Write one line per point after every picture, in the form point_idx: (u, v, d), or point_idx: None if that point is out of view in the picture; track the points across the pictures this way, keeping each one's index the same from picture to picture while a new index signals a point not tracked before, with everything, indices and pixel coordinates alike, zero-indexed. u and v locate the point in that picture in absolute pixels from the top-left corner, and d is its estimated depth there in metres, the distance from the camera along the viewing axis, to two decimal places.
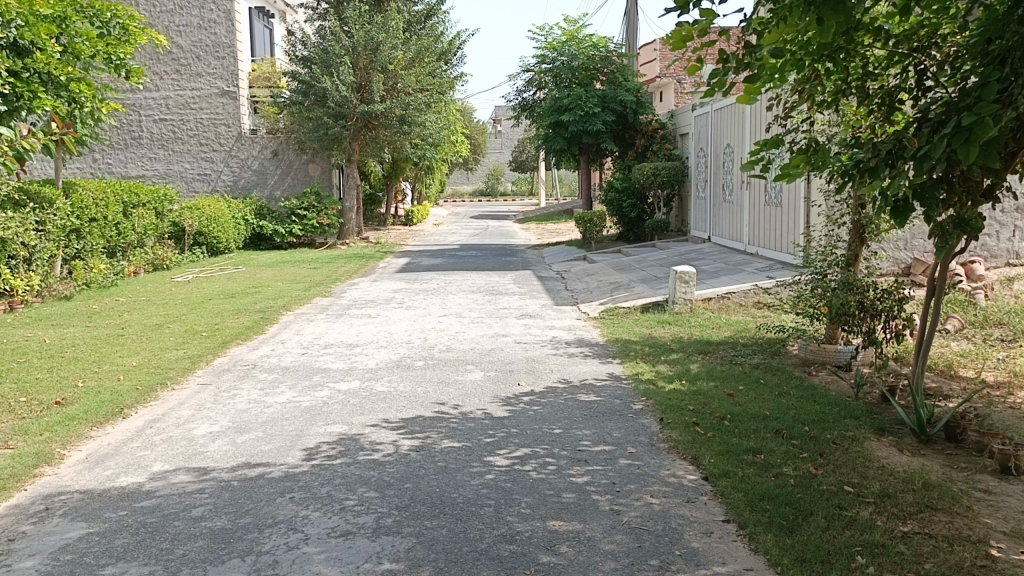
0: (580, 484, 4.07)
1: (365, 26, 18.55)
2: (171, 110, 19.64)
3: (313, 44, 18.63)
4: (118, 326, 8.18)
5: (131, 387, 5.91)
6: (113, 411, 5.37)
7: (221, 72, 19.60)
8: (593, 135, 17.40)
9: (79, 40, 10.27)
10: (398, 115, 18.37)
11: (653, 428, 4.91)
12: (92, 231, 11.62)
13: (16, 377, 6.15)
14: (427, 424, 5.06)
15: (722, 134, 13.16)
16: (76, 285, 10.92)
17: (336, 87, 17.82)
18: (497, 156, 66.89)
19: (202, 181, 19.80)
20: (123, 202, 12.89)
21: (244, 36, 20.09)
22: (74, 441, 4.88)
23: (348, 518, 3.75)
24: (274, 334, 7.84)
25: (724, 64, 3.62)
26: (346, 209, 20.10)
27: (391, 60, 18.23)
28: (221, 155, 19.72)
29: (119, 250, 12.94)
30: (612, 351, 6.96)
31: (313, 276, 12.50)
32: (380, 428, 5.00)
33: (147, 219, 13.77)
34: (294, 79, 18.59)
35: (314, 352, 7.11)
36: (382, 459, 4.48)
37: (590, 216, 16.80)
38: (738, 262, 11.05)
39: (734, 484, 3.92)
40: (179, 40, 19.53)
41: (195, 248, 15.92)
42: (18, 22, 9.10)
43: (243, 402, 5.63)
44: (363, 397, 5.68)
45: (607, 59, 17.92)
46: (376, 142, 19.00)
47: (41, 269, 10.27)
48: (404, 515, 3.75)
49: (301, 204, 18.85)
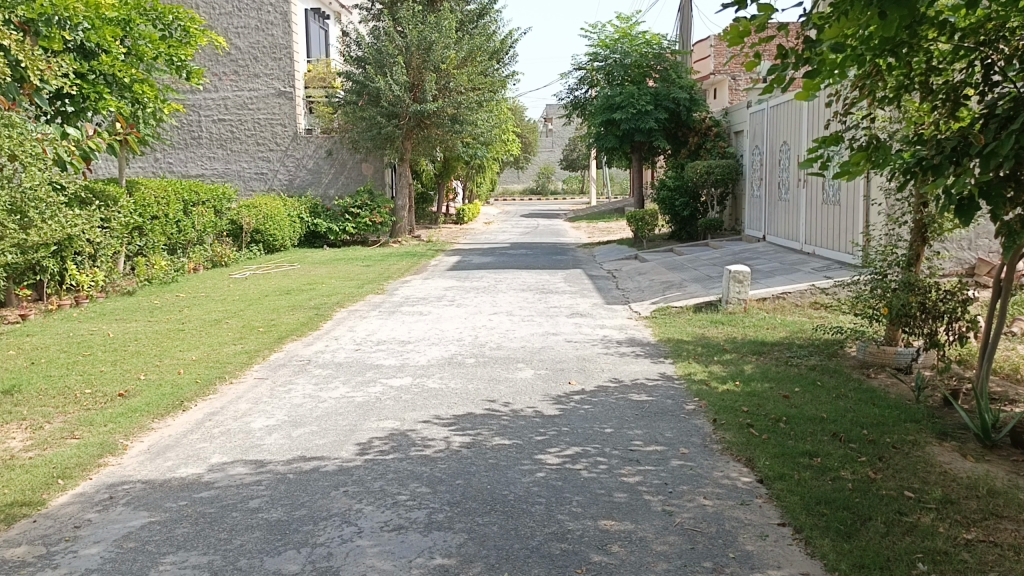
0: (631, 484, 4.04)
1: (418, 26, 18.70)
2: (229, 111, 20.08)
3: (368, 44, 18.84)
4: (178, 321, 8.39)
5: (190, 381, 6.06)
6: (174, 404, 5.52)
7: (277, 73, 19.96)
8: (645, 133, 17.25)
9: (142, 42, 10.55)
10: (450, 114, 18.49)
11: (706, 429, 4.85)
12: (153, 229, 11.96)
13: (82, 370, 6.35)
14: (478, 421, 5.08)
15: (779, 132, 12.94)
16: (139, 281, 11.23)
17: (390, 87, 18.01)
18: (548, 155, 66.93)
19: (259, 180, 20.20)
20: (182, 200, 13.23)
21: (300, 38, 20.42)
22: (135, 432, 5.02)
23: (400, 512, 3.79)
24: (327, 331, 7.96)
25: (782, 60, 3.59)
26: (399, 207, 20.31)
27: (443, 60, 18.37)
28: (277, 154, 20.11)
29: (180, 246, 13.27)
30: (664, 351, 6.90)
31: (366, 273, 12.64)
32: (432, 424, 5.04)
33: (207, 217, 14.11)
34: (348, 79, 18.83)
35: (366, 348, 7.20)
36: (433, 455, 4.51)
37: (641, 215, 16.59)
38: (794, 262, 10.86)
39: (790, 487, 3.85)
40: (237, 42, 19.94)
41: (252, 245, 16.23)
42: (84, 26, 9.49)
43: (298, 397, 5.73)
44: (414, 393, 5.73)
45: (660, 56, 17.75)
46: (428, 142, 19.15)
47: (105, 265, 10.61)
48: (455, 511, 3.77)
49: (354, 202, 19.11)
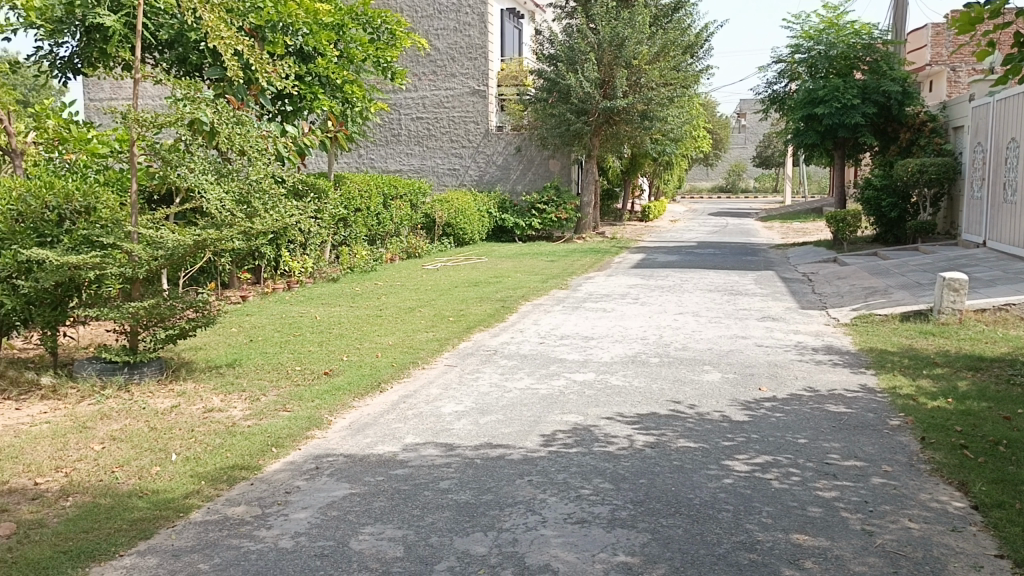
0: (827, 499, 3.84)
1: (611, 22, 18.67)
2: (427, 109, 21.05)
3: (560, 41, 19.05)
4: (377, 307, 8.93)
5: (387, 364, 6.43)
6: (372, 384, 5.88)
7: (472, 72, 20.65)
8: (849, 128, 16.22)
9: (353, 45, 11.25)
10: (640, 109, 18.37)
11: (912, 447, 4.51)
12: (356, 221, 12.79)
13: (293, 349, 6.92)
14: (662, 421, 5.02)
15: (1008, 127, 11.77)
16: (342, 269, 12.06)
17: (581, 83, 18.13)
18: (737, 151, 64.80)
19: (452, 175, 21.04)
20: (383, 194, 14.05)
21: (495, 37, 21.00)
22: (339, 409, 5.40)
23: (583, 506, 3.82)
24: (513, 323, 8.16)
25: (1020, 49, 3.23)
26: (585, 204, 20.44)
27: (636, 55, 18.25)
28: (469, 151, 20.85)
29: (378, 238, 14.08)
30: (865, 361, 6.49)
31: (551, 268, 12.85)
32: (615, 421, 5.04)
33: (404, 211, 14.90)
34: (540, 77, 19.15)
35: (551, 342, 7.32)
36: (617, 452, 4.51)
37: (842, 215, 15.59)
38: (1020, 270, 9.84)
39: (1011, 518, 3.51)
40: (436, 43, 20.83)
41: (443, 238, 16.94)
42: (303, 31, 10.27)
43: (485, 385, 5.92)
44: (598, 389, 5.75)
45: (869, 47, 16.72)
46: (617, 138, 19.12)
47: (314, 254, 11.49)
48: (638, 510, 3.75)
49: (541, 198, 19.45)
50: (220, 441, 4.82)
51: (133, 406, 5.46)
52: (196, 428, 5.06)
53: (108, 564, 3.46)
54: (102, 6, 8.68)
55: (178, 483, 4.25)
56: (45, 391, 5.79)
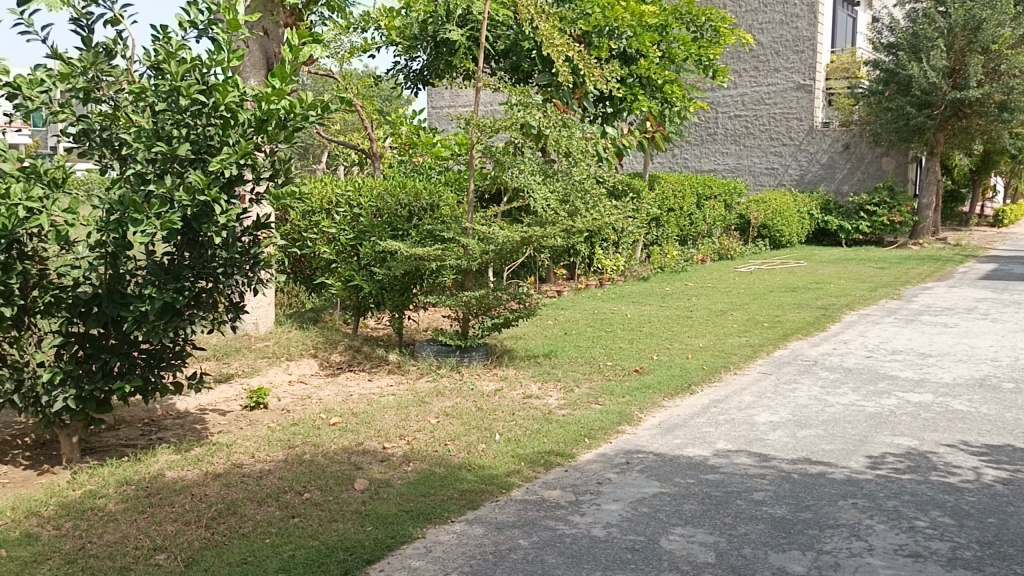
0: None
1: (965, 3, 16.72)
2: (746, 107, 20.36)
3: (902, 28, 17.46)
4: (688, 308, 8.88)
5: (698, 366, 6.36)
6: (683, 386, 5.85)
7: (798, 66, 19.68)
8: None
9: (676, 45, 11.23)
10: (997, 100, 16.32)
11: None
12: (670, 221, 12.81)
13: (606, 344, 7.13)
14: (1018, 456, 4.39)
15: None
16: (653, 268, 12.17)
17: (925, 73, 16.47)
18: None
19: (770, 175, 20.17)
20: (697, 193, 13.96)
21: (825, 29, 19.80)
22: (649, 407, 5.46)
23: (918, 539, 3.47)
24: (835, 333, 7.65)
25: None
26: (923, 207, 18.43)
27: (996, 39, 16.39)
28: (790, 149, 19.88)
29: (691, 238, 13.97)
30: None
31: (880, 276, 11.84)
32: (957, 450, 4.50)
33: (718, 211, 14.65)
34: (876, 67, 17.63)
35: (879, 356, 6.74)
36: (959, 484, 4.03)
37: None
38: None
39: None
40: (761, 38, 20.13)
41: (759, 240, 16.37)
42: (627, 34, 10.42)
43: (803, 397, 5.62)
44: (936, 413, 5.18)
45: None
46: (967, 134, 17.07)
47: (626, 252, 11.72)
48: (986, 553, 3.33)
49: (870, 200, 17.94)
50: (538, 427, 5.11)
51: (464, 386, 5.99)
52: (517, 412, 5.42)
53: (442, 527, 3.84)
54: (452, 22, 9.62)
55: (501, 461, 4.59)
56: (391, 366, 6.58)
